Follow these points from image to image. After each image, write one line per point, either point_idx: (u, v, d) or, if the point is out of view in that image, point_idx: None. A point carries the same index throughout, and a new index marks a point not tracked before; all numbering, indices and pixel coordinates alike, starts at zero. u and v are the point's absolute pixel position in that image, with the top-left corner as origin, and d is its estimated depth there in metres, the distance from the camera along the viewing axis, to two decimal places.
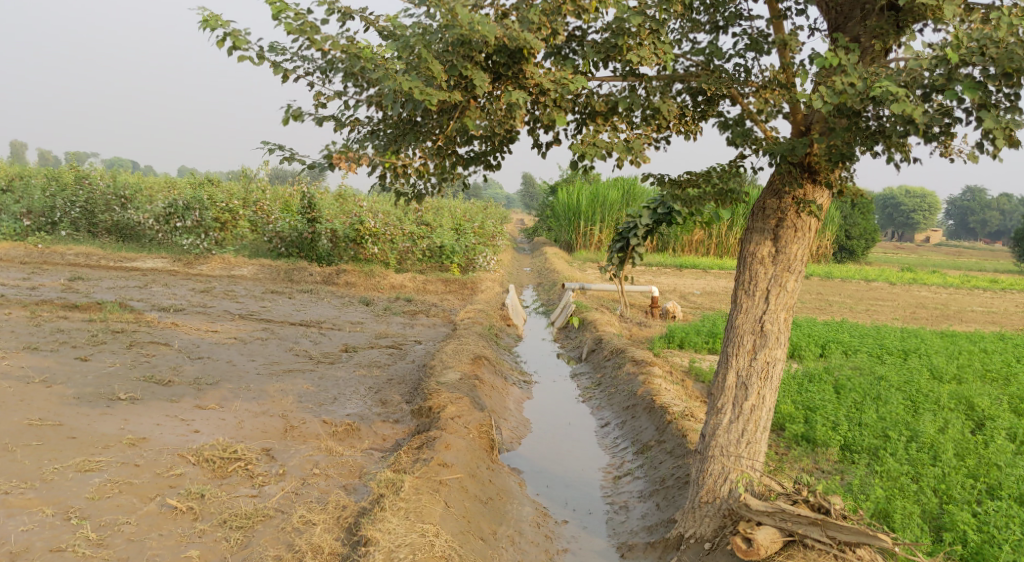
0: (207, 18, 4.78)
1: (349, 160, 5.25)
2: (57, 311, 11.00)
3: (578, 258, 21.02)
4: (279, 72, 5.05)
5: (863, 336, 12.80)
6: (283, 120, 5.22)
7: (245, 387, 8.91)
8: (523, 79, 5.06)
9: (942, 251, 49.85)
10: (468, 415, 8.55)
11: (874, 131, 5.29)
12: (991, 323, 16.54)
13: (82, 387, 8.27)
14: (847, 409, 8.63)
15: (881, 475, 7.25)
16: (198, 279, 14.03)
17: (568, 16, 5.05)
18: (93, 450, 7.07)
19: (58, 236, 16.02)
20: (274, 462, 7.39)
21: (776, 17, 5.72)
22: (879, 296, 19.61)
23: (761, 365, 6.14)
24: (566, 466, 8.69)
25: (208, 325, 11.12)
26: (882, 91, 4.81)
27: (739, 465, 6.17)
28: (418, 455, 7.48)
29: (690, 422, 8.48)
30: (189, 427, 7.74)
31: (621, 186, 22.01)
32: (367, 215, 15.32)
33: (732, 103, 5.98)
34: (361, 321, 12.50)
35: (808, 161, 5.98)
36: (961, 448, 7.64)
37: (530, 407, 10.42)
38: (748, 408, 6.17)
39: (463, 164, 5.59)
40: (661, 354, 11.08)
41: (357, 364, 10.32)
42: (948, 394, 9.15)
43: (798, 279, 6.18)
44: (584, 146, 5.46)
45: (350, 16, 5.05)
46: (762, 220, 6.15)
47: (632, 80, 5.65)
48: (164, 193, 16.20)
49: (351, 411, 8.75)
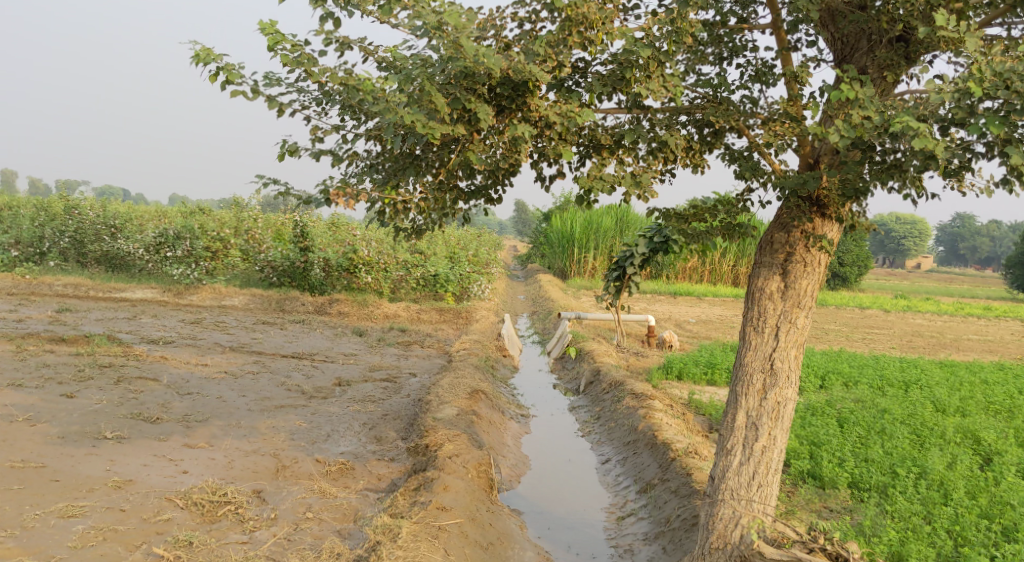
0: (199, 52, 4.59)
1: (348, 196, 5.04)
2: (43, 345, 10.71)
3: (572, 285, 20.81)
4: (274, 106, 4.85)
5: (862, 366, 12.58)
6: (278, 156, 5.02)
7: (235, 424, 8.64)
8: (528, 111, 4.87)
9: (932, 277, 49.86)
10: (466, 453, 8.28)
11: (890, 166, 5.06)
12: (989, 352, 16.35)
13: (67, 425, 7.99)
14: (852, 444, 8.38)
15: (892, 515, 7.00)
16: (188, 310, 13.78)
17: (573, 47, 4.86)
18: (77, 494, 6.78)
19: (46, 266, 15.76)
20: (266, 505, 7.11)
21: (785, 48, 5.56)
22: (875, 324, 19.42)
23: (771, 405, 5.92)
24: (567, 507, 8.43)
25: (198, 358, 10.85)
26: (902, 125, 4.59)
27: (750, 509, 5.92)
28: (415, 498, 7.23)
29: (694, 460, 8.23)
30: (177, 467, 7.46)
31: (615, 214, 21.88)
32: (361, 244, 15.20)
33: (738, 135, 5.81)
34: (354, 353, 12.24)
35: (818, 195, 5.75)
36: (971, 485, 7.40)
37: (528, 442, 10.15)
38: (759, 450, 5.93)
39: (463, 199, 5.38)
40: (661, 387, 10.82)
41: (351, 399, 10.04)
42: (953, 427, 8.91)
43: (808, 315, 5.97)
44: (590, 179, 5.28)
45: (349, 46, 4.86)
46: (771, 254, 5.96)
47: (637, 112, 5.47)
48: (154, 222, 15.96)
49: (345, 449, 8.47)
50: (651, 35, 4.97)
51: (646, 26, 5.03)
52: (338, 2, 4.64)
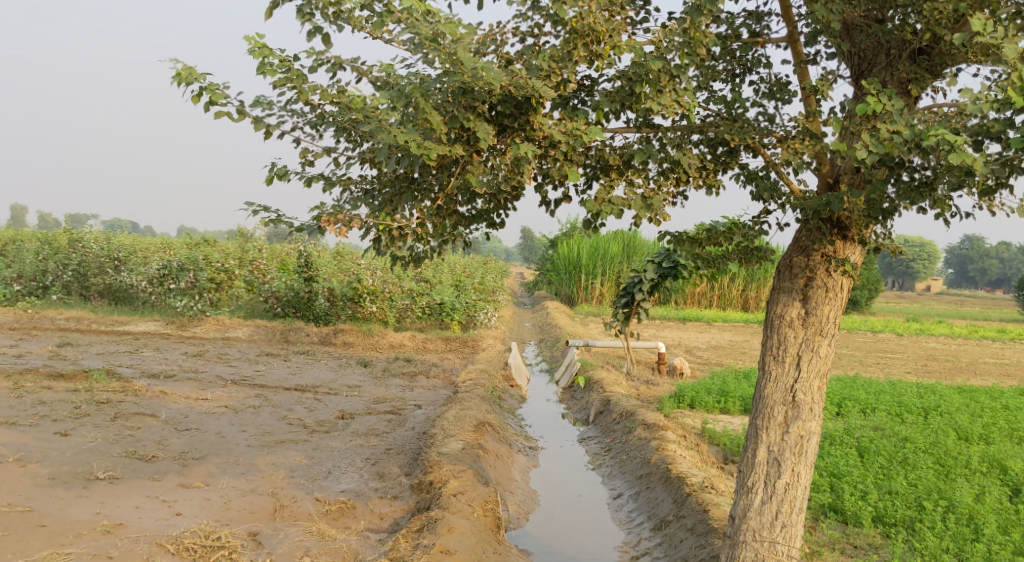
0: (181, 71, 4.30)
1: (340, 223, 4.73)
2: (41, 382, 10.40)
3: (580, 312, 20.47)
4: (261, 128, 4.57)
5: (879, 392, 12.13)
6: (266, 180, 4.72)
7: (233, 461, 8.29)
8: (530, 130, 4.56)
9: (942, 300, 49.36)
10: (472, 490, 7.91)
11: (919, 184, 4.68)
12: (1007, 376, 15.92)
13: (59, 465, 7.66)
14: (874, 475, 7.95)
15: (921, 553, 6.59)
16: (190, 343, 13.48)
17: (578, 62, 4.57)
18: (63, 540, 6.44)
19: (49, 300, 15.51)
20: (261, 549, 6.76)
21: (802, 61, 5.24)
22: (888, 348, 18.99)
23: (794, 439, 5.54)
24: (578, 546, 8.02)
25: (198, 393, 10.51)
26: (937, 139, 4.24)
27: (773, 552, 5.55)
28: (418, 541, 6.87)
29: (710, 495, 7.84)
30: (170, 509, 7.11)
31: (623, 240, 21.60)
32: (366, 273, 14.88)
33: (754, 154, 5.50)
34: (359, 384, 11.89)
35: (838, 216, 5.41)
36: (1003, 520, 6.97)
37: (536, 477, 9.75)
38: (781, 487, 5.55)
39: (464, 224, 5.08)
40: (673, 416, 10.43)
41: (354, 434, 9.67)
42: (978, 456, 8.49)
43: (831, 343, 5.60)
44: (598, 203, 4.96)
45: (341, 66, 4.57)
46: (789, 279, 5.61)
47: (647, 131, 5.17)
48: (157, 253, 15.63)
49: (346, 487, 8.10)
50: (662, 47, 4.62)
51: (656, 39, 4.71)
52: (327, 15, 4.34)
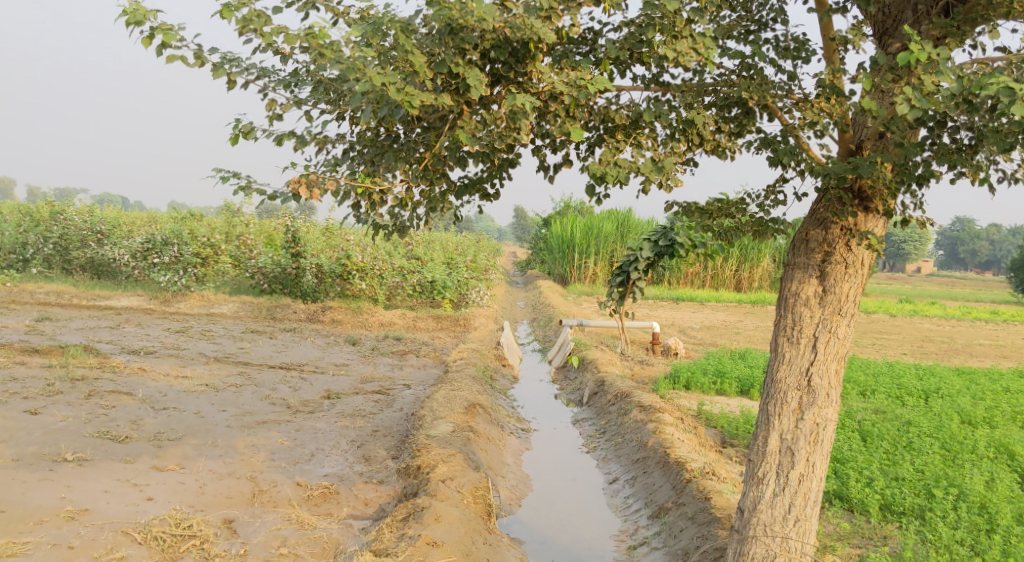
0: (128, 10, 3.82)
1: (314, 186, 4.20)
2: (14, 357, 9.89)
3: (573, 292, 19.97)
4: (222, 75, 4.09)
5: (878, 374, 11.73)
6: (230, 138, 4.25)
7: (211, 443, 7.82)
8: (527, 82, 4.08)
9: (933, 281, 49.09)
10: (461, 476, 7.45)
11: (958, 147, 4.23)
12: (1004, 358, 15.52)
13: (24, 446, 7.17)
14: (880, 461, 7.52)
15: (932, 543, 6.18)
16: (174, 319, 12.96)
17: (583, 4, 4.08)
18: (22, 528, 5.96)
19: (29, 273, 14.93)
20: (236, 538, 6.29)
21: (827, 11, 4.75)
22: (883, 329, 18.59)
23: (809, 427, 5.10)
24: (572, 534, 7.59)
25: (178, 370, 10.02)
26: (991, 88, 3.74)
27: (786, 549, 5.12)
28: (402, 531, 6.41)
29: (712, 482, 7.42)
30: (141, 494, 6.64)
31: (616, 219, 21.24)
32: (355, 249, 14.33)
33: (770, 118, 5.03)
34: (346, 363, 11.44)
35: (860, 185, 4.95)
36: (1017, 509, 6.56)
37: (528, 461, 9.31)
38: (795, 478, 5.11)
39: (455, 193, 4.59)
40: (669, 397, 10.01)
41: (340, 414, 9.20)
42: (985, 441, 8.08)
43: (850, 323, 5.15)
44: (601, 166, 4.49)
45: (314, 6, 4.06)
46: (806, 254, 5.15)
47: (655, 89, 4.70)
48: (142, 228, 15.07)
49: (330, 471, 7.65)
50: None
51: None
52: None
